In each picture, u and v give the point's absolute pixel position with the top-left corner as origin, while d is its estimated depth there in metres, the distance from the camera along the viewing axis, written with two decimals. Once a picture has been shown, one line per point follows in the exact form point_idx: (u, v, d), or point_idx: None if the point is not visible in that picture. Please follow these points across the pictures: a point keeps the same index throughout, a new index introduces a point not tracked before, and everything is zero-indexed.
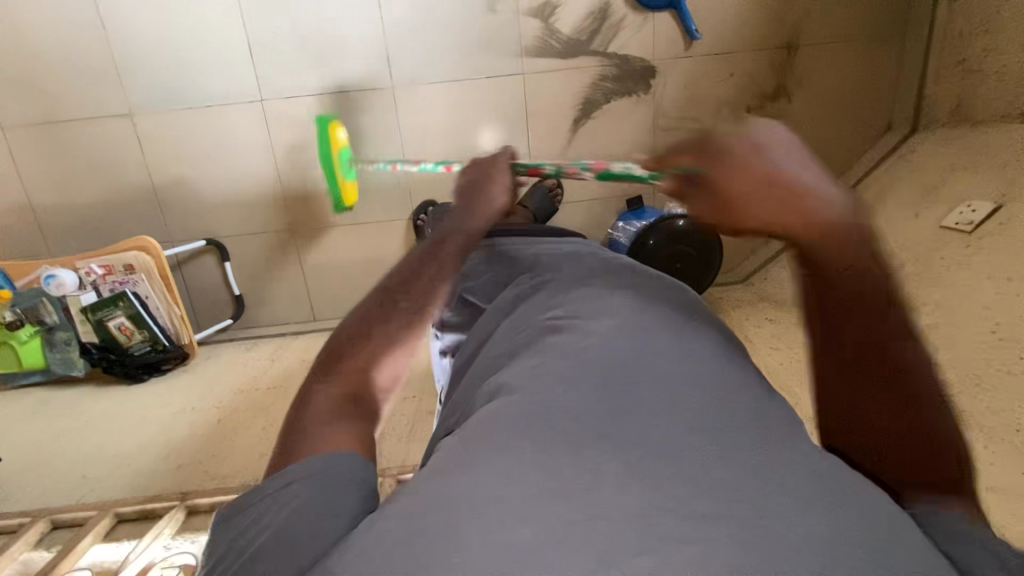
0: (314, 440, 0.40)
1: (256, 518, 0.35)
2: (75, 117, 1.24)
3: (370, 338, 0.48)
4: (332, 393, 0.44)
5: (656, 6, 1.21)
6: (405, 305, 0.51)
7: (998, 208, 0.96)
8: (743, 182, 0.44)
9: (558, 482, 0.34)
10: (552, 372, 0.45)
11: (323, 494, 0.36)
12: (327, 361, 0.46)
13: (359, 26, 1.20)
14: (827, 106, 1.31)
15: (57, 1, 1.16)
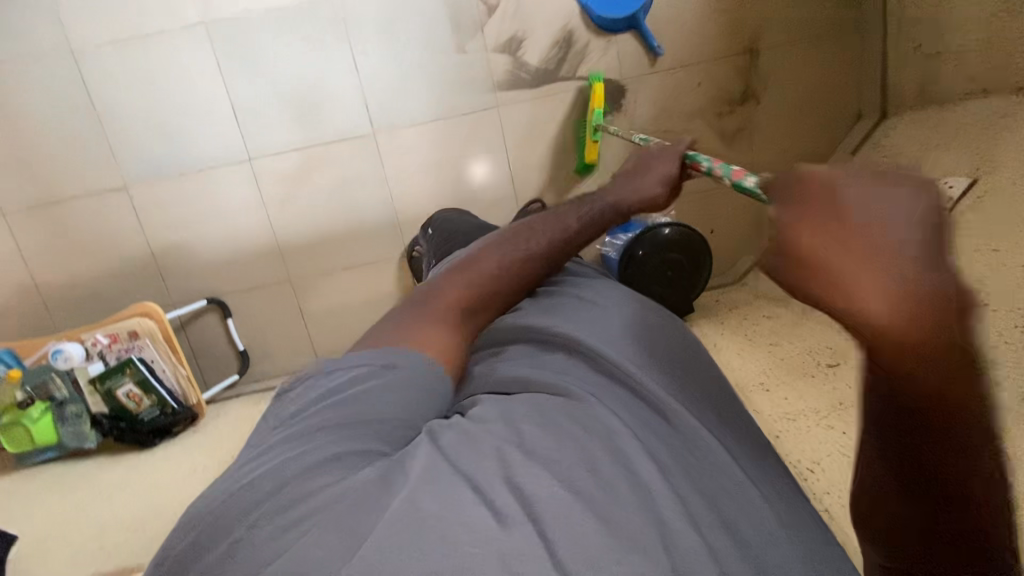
0: (426, 322, 0.58)
1: (325, 416, 0.47)
2: (74, 195, 1.29)
3: (472, 271, 0.65)
4: (448, 297, 0.61)
5: (617, 30, 1.26)
6: (496, 254, 0.67)
7: (975, 181, 0.95)
8: (821, 254, 0.34)
9: (544, 447, 0.46)
10: (553, 366, 0.56)
11: (399, 400, 0.50)
12: (453, 275, 0.65)
13: (335, 79, 1.26)
14: (796, 104, 1.35)
15: (51, 90, 1.22)
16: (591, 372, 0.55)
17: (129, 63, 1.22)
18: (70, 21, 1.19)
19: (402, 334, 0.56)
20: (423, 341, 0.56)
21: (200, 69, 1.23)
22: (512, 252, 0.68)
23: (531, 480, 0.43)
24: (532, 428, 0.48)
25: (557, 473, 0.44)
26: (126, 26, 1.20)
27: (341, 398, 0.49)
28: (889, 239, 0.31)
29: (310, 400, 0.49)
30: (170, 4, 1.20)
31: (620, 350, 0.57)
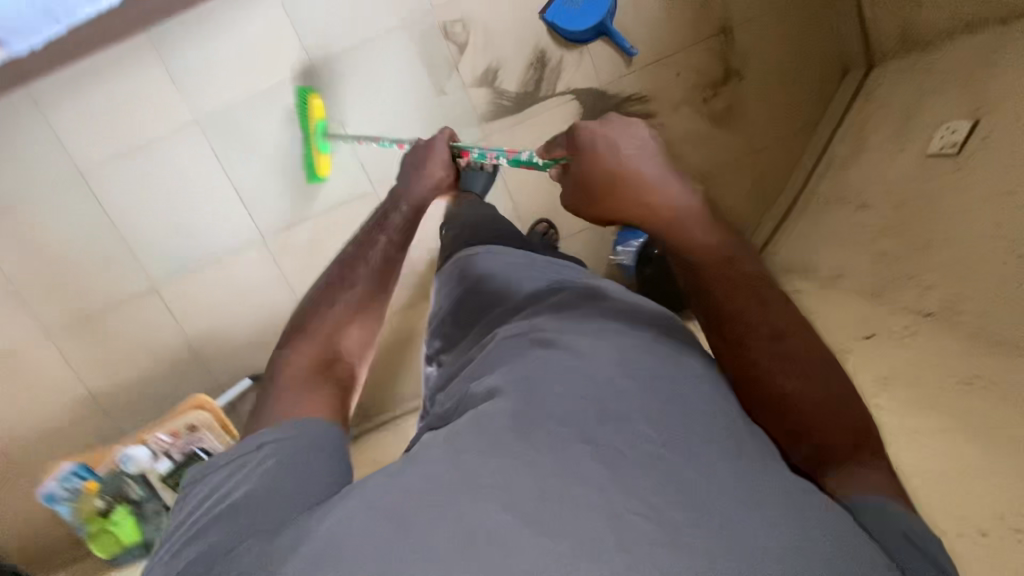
0: (292, 388, 0.65)
1: (239, 484, 0.53)
2: (109, 306, 1.35)
3: (312, 318, 0.75)
4: (304, 342, 0.72)
5: (586, 40, 1.28)
6: (331, 304, 0.78)
7: (977, 123, 0.95)
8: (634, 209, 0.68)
9: (484, 469, 0.46)
10: (510, 367, 0.60)
11: (298, 451, 0.56)
12: (290, 345, 0.72)
13: (328, 147, 1.30)
14: (780, 73, 1.34)
15: (70, 213, 1.29)
16: (552, 360, 0.59)
17: (136, 174, 1.28)
18: (75, 146, 1.26)
19: (262, 413, 0.63)
20: (305, 403, 0.63)
21: (201, 165, 1.29)
22: (347, 297, 0.79)
23: (490, 487, 0.45)
24: (472, 447, 0.49)
25: (507, 493, 0.44)
26: (126, 140, 1.26)
27: (247, 472, 0.54)
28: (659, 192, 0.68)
29: (215, 487, 0.54)
30: (162, 110, 1.25)
31: (588, 343, 0.61)
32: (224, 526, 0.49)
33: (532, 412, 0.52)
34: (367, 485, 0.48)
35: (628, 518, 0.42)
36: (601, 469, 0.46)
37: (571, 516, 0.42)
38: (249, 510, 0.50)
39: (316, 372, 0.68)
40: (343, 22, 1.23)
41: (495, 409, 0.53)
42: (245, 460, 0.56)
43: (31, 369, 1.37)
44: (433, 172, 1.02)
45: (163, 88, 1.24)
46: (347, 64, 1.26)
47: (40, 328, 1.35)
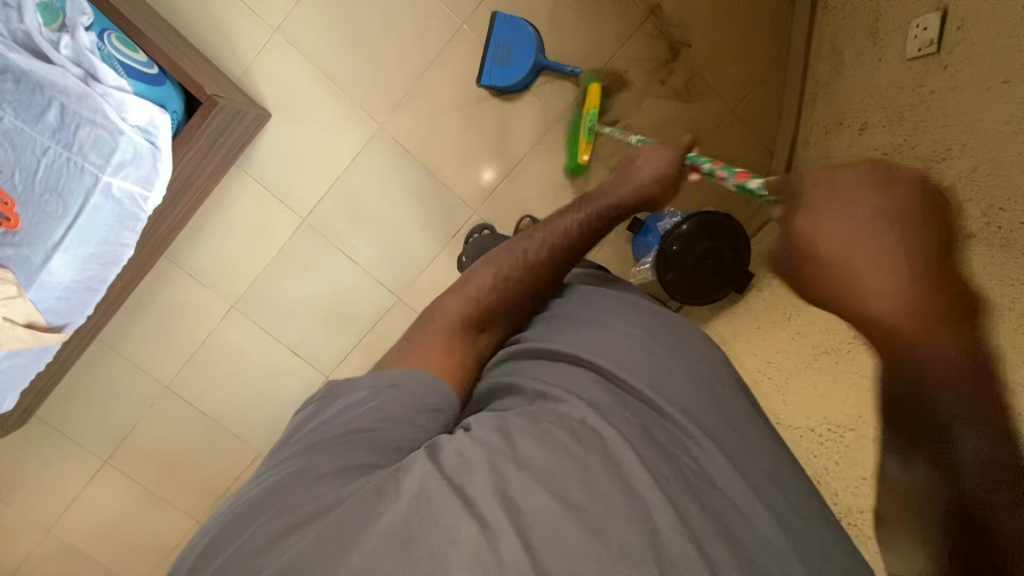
0: (435, 347, 0.70)
1: (363, 406, 0.62)
2: (232, 481, 1.53)
3: (467, 287, 0.77)
4: (464, 307, 0.75)
5: (529, 84, 1.30)
6: (489, 268, 0.79)
7: (945, 13, 0.94)
8: (823, 248, 0.52)
9: (537, 458, 0.57)
10: (559, 366, 0.69)
11: (403, 412, 0.62)
12: (451, 292, 0.78)
13: (346, 277, 1.40)
14: (726, 22, 1.29)
15: (171, 419, 1.46)
16: (591, 371, 0.69)
17: (205, 365, 1.43)
18: (150, 365, 1.41)
19: (416, 359, 0.68)
20: (432, 366, 0.68)
21: (252, 337, 1.42)
22: (513, 260, 0.79)
23: (542, 474, 0.55)
24: (528, 436, 0.59)
25: (555, 492, 0.54)
26: (186, 342, 1.41)
27: (368, 400, 0.62)
28: (867, 242, 0.50)
29: (337, 413, 0.61)
30: (203, 307, 1.39)
31: (624, 355, 0.70)
32: (331, 454, 0.57)
33: (583, 413, 0.62)
34: (459, 443, 0.58)
35: (663, 534, 0.53)
36: (632, 472, 0.57)
37: (594, 504, 0.54)
38: (350, 443, 0.58)
39: (460, 329, 0.73)
40: (316, 169, 1.32)
41: (549, 407, 0.63)
42: (374, 390, 0.63)
43: None
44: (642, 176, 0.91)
45: (197, 292, 1.37)
46: (331, 201, 1.34)
47: (188, 518, 1.55)
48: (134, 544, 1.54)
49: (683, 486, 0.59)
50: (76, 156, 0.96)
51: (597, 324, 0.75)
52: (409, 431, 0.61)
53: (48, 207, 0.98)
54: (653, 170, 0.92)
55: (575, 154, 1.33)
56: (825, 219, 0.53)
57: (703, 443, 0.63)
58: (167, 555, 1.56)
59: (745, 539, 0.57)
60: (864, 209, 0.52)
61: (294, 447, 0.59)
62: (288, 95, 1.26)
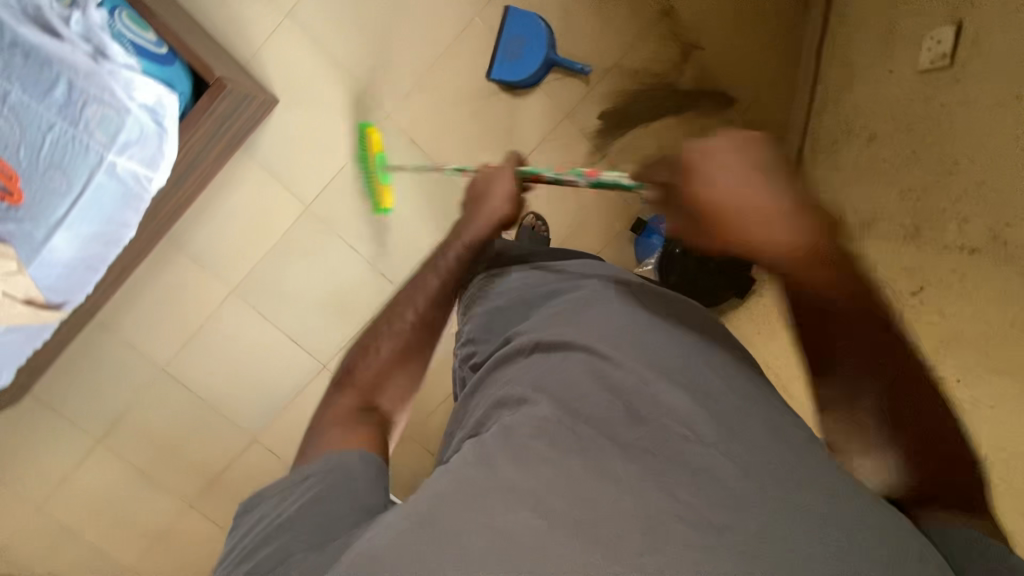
0: (337, 423, 0.74)
1: (283, 501, 0.63)
2: (226, 465, 1.53)
3: (347, 382, 0.82)
4: (346, 392, 0.80)
5: (539, 79, 1.29)
6: (371, 355, 0.84)
7: (959, 26, 0.94)
8: (725, 223, 0.62)
9: (515, 472, 0.54)
10: (535, 375, 0.67)
11: (328, 487, 0.63)
12: (340, 384, 0.82)
13: (347, 266, 1.40)
14: (739, 26, 1.28)
15: (166, 401, 1.46)
16: (575, 365, 0.66)
17: (203, 349, 1.43)
18: (148, 346, 1.41)
19: (326, 442, 0.71)
20: (348, 438, 0.71)
21: (251, 323, 1.42)
22: (387, 341, 0.86)
23: (521, 488, 0.53)
24: (504, 452, 0.56)
25: (538, 503, 0.51)
26: (184, 325, 1.40)
27: (297, 490, 0.64)
28: (729, 192, 0.61)
29: (267, 516, 0.63)
30: (202, 291, 1.38)
31: (609, 348, 0.68)
32: (277, 548, 0.58)
33: (562, 416, 0.60)
34: (435, 483, 0.56)
35: (658, 522, 0.50)
36: (618, 469, 0.54)
37: (584, 505, 0.51)
38: (284, 538, 0.59)
39: (353, 415, 0.76)
40: (321, 157, 1.31)
41: (524, 416, 0.61)
42: (291, 487, 0.65)
43: (188, 536, 1.58)
44: (495, 210, 0.95)
45: (197, 275, 1.37)
46: (335, 190, 1.34)
47: (181, 501, 1.55)
48: (125, 525, 1.54)
49: (677, 469, 0.54)
50: (82, 134, 0.95)
51: (588, 322, 0.73)
52: (343, 498, 0.62)
53: (52, 183, 0.97)
54: (501, 193, 0.97)
55: (376, 193, 1.34)
56: (720, 193, 0.62)
57: (694, 418, 0.58)
58: (159, 537, 1.57)
59: (763, 512, 0.50)
60: (748, 181, 0.61)
61: (240, 557, 0.60)
62: (296, 80, 1.25)
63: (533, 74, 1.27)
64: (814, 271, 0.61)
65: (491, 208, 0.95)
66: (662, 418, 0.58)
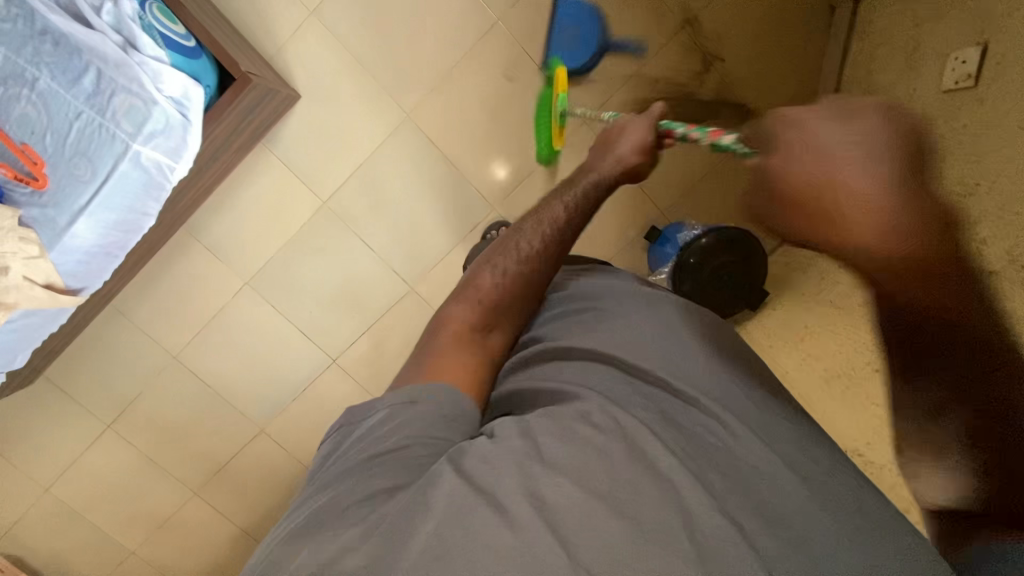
0: (445, 353, 0.68)
1: (381, 425, 0.59)
2: (232, 455, 1.54)
3: (468, 292, 0.74)
4: (456, 317, 0.72)
5: (591, 62, 1.27)
6: (490, 273, 0.76)
7: (985, 48, 0.96)
8: (792, 206, 0.56)
9: (563, 455, 0.53)
10: (571, 373, 0.67)
11: (426, 425, 0.59)
12: (455, 299, 0.75)
13: (361, 263, 1.41)
14: (762, 39, 1.28)
15: (175, 389, 1.47)
16: (604, 372, 0.66)
17: (213, 340, 1.44)
18: (161, 334, 1.42)
19: (431, 369, 0.65)
20: (444, 372, 0.65)
21: (263, 316, 1.43)
22: (503, 269, 0.76)
23: (570, 468, 0.52)
24: (551, 433, 0.56)
25: (586, 486, 0.51)
26: (197, 315, 1.42)
27: (394, 417, 0.59)
28: (821, 158, 0.54)
29: (354, 444, 0.59)
30: (216, 282, 1.39)
31: (636, 351, 0.68)
32: (366, 475, 0.54)
33: (605, 405, 0.60)
34: (482, 446, 0.54)
35: (696, 513, 0.50)
36: (660, 458, 0.54)
37: (626, 494, 0.50)
38: (376, 466, 0.55)
39: (464, 339, 0.69)
40: (340, 154, 1.32)
41: (567, 406, 0.60)
42: (394, 409, 0.60)
43: (191, 523, 1.59)
44: (625, 151, 0.84)
45: (212, 264, 1.38)
46: (352, 188, 1.35)
47: (186, 489, 1.56)
48: (130, 508, 1.55)
49: (711, 468, 0.55)
50: (109, 123, 0.97)
51: (616, 322, 0.73)
52: (435, 441, 0.58)
53: (76, 171, 0.98)
54: (631, 140, 0.85)
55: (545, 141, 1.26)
56: (815, 154, 0.55)
57: (735, 431, 0.59)
58: (163, 523, 1.58)
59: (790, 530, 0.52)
60: (838, 127, 0.55)
61: (329, 476, 0.57)
62: (317, 77, 1.26)
63: (587, 58, 1.26)
64: (908, 285, 0.53)
65: (625, 153, 0.84)
66: (694, 429, 0.59)
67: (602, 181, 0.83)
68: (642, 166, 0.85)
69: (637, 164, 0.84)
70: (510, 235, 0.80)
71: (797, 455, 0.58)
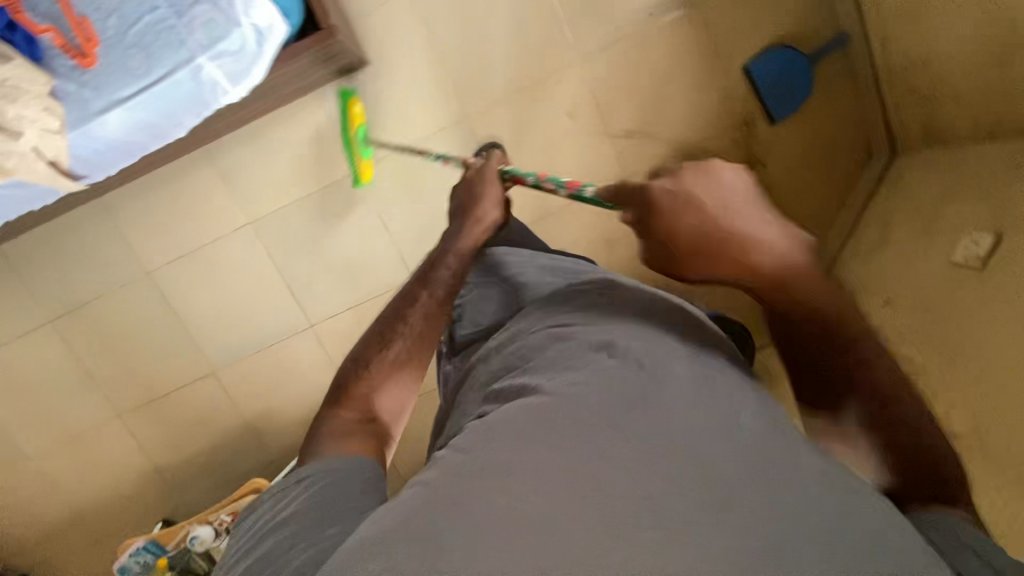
0: (336, 435, 0.66)
1: (280, 501, 0.58)
2: (173, 388, 1.46)
3: (360, 379, 0.74)
4: (343, 409, 0.70)
5: (794, 107, 1.33)
6: (381, 350, 0.76)
7: (998, 238, 0.99)
8: (689, 226, 0.57)
9: (520, 458, 0.51)
10: (547, 368, 0.64)
11: (333, 480, 0.58)
12: (334, 402, 0.72)
13: (371, 240, 1.39)
14: (804, 160, 1.37)
15: (137, 305, 1.39)
16: (582, 363, 0.62)
17: (194, 270, 1.38)
18: (142, 248, 1.35)
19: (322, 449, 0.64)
20: (348, 444, 0.64)
21: (254, 261, 1.38)
22: (404, 335, 0.78)
23: (522, 469, 0.50)
24: (509, 435, 0.54)
25: (546, 484, 0.48)
26: (186, 239, 1.36)
27: (293, 492, 0.58)
28: (693, 220, 0.57)
29: (252, 534, 0.56)
30: (219, 213, 1.34)
31: (612, 345, 0.64)
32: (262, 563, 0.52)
33: (561, 400, 0.56)
34: (443, 462, 0.55)
35: (672, 511, 0.46)
36: (620, 451, 0.51)
37: (588, 491, 0.48)
38: (275, 540, 0.53)
39: (354, 427, 0.68)
40: (386, 132, 1.32)
41: (526, 402, 0.58)
42: (284, 491, 0.59)
43: (103, 446, 1.49)
44: (487, 213, 0.91)
45: (220, 195, 1.33)
46: (387, 167, 1.34)
47: (111, 409, 1.46)
48: (43, 414, 1.45)
49: (707, 465, 0.50)
50: (181, 27, 0.93)
51: (599, 326, 0.69)
52: (343, 487, 0.58)
53: (131, 62, 0.94)
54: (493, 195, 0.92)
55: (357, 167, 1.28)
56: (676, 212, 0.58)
57: (743, 429, 0.53)
58: (73, 438, 1.48)
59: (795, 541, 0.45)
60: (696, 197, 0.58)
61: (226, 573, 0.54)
62: (389, 54, 1.27)
63: (788, 105, 1.32)
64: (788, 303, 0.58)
65: (485, 216, 0.90)
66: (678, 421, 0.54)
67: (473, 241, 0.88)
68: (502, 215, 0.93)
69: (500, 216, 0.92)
70: (405, 297, 0.83)
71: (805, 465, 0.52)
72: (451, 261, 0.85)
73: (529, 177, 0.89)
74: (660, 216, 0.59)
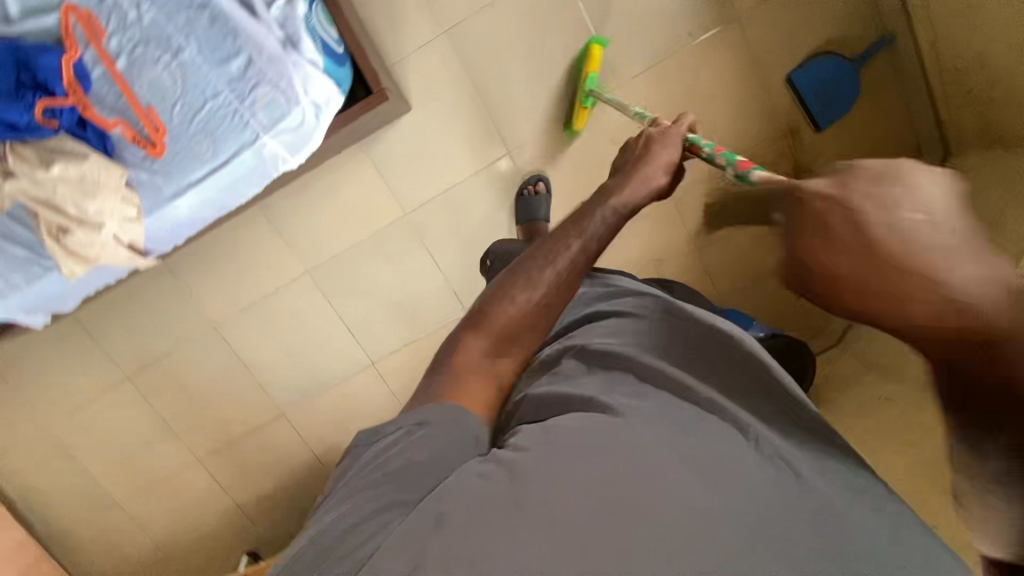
0: (464, 370, 0.61)
1: (397, 441, 0.56)
2: (247, 430, 1.53)
3: (517, 288, 0.66)
4: (480, 334, 0.63)
5: (841, 111, 1.31)
6: (541, 269, 0.67)
7: None
8: (828, 257, 0.44)
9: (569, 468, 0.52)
10: (601, 379, 0.64)
11: (439, 436, 0.56)
12: (469, 322, 0.65)
13: (423, 278, 1.42)
14: (851, 163, 1.36)
15: (207, 356, 1.45)
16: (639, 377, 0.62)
17: (258, 318, 1.43)
18: (207, 303, 1.40)
19: (447, 387, 0.60)
20: (470, 394, 0.60)
21: (314, 306, 1.43)
22: (556, 264, 0.68)
23: (568, 479, 0.51)
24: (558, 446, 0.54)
25: (594, 498, 0.49)
26: (248, 291, 1.40)
27: (407, 436, 0.56)
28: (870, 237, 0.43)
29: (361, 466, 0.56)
30: (277, 264, 1.39)
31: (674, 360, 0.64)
32: (360, 500, 0.52)
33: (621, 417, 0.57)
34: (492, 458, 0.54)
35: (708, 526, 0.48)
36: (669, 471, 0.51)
37: (631, 502, 0.49)
38: (382, 484, 0.53)
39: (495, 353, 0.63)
40: (431, 172, 1.34)
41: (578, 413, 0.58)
42: (403, 432, 0.56)
43: (187, 488, 1.57)
44: (654, 178, 0.75)
45: (277, 247, 1.37)
46: (434, 207, 1.36)
47: (191, 454, 1.54)
48: (128, 464, 1.54)
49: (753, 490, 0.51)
50: (244, 110, 0.96)
51: (660, 333, 0.68)
52: (450, 446, 0.56)
53: (198, 147, 0.99)
54: (658, 161, 0.76)
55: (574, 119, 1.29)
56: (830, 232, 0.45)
57: (776, 457, 0.54)
58: (159, 482, 1.56)
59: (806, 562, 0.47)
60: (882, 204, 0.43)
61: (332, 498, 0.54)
62: (429, 96, 1.28)
63: (835, 110, 1.30)
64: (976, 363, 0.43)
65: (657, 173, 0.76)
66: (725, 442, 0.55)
67: (637, 198, 0.73)
68: (666, 187, 0.77)
69: (665, 187, 0.76)
70: (566, 224, 0.72)
71: (841, 498, 0.52)
72: (608, 218, 0.71)
73: (708, 149, 0.78)
74: (815, 234, 0.46)
